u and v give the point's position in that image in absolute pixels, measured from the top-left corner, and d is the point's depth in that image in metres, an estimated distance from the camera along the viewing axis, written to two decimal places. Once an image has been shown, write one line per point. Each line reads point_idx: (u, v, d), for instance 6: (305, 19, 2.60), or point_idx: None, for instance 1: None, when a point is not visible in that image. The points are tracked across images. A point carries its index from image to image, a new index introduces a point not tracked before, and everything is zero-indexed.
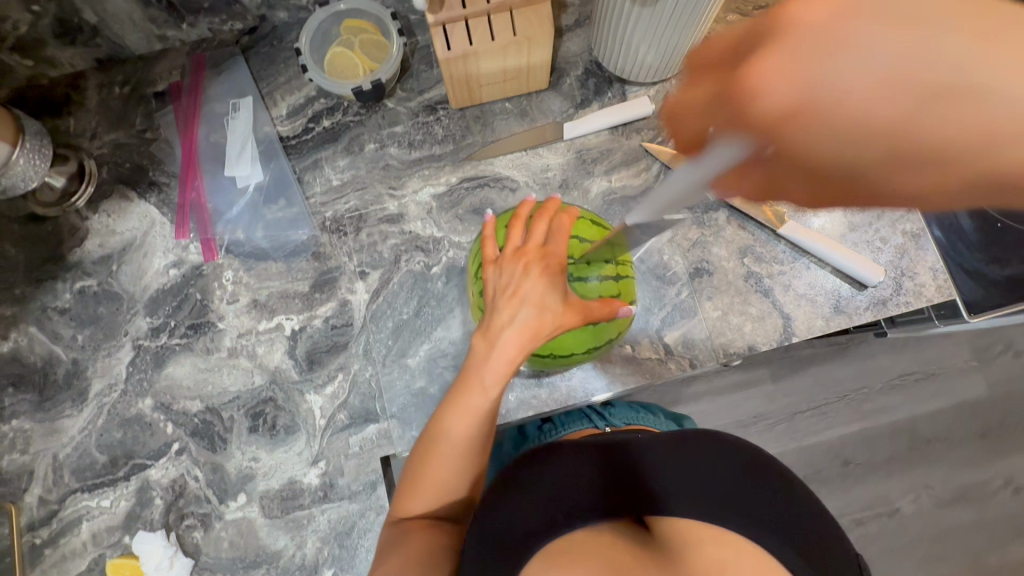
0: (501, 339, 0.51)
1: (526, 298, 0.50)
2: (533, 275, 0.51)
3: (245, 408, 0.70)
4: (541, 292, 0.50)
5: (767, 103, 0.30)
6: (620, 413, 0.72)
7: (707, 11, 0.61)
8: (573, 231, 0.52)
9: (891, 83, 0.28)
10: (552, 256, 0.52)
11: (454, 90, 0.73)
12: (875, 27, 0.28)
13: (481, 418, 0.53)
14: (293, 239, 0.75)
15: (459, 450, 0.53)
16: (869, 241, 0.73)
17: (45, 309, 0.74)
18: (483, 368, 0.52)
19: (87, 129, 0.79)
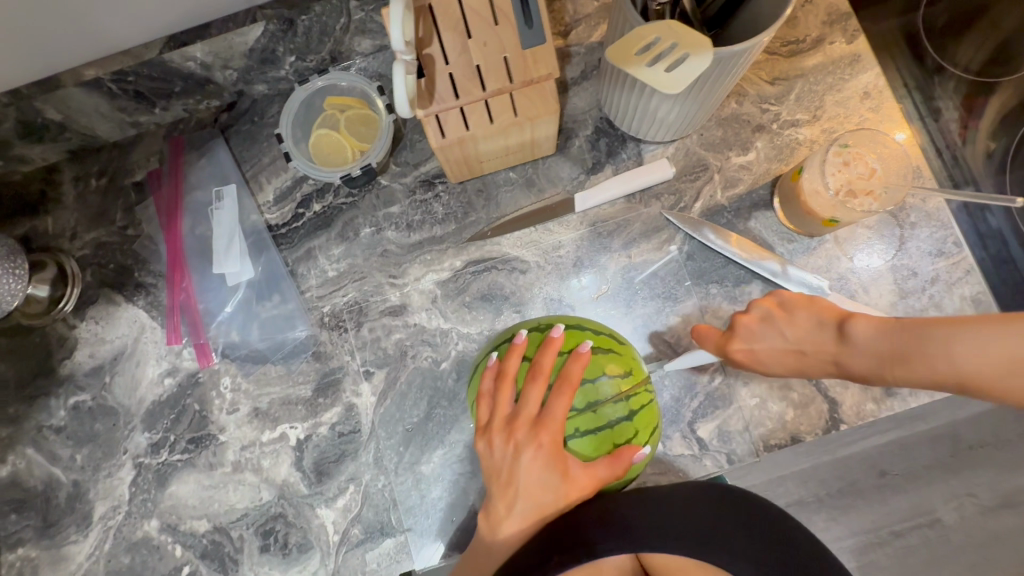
0: (504, 528, 0.53)
1: (524, 484, 0.52)
2: (527, 455, 0.52)
3: (254, 526, 0.67)
4: (537, 475, 0.52)
5: (875, 365, 0.52)
6: None
7: (737, 68, 0.53)
8: (569, 396, 0.51)
9: (901, 360, 0.50)
10: (548, 427, 0.52)
11: (453, 170, 0.66)
12: (936, 340, 0.48)
13: None
14: (291, 339, 0.70)
15: None
16: (922, 310, 0.66)
17: (40, 428, 0.70)
18: (492, 556, 0.54)
19: (66, 228, 0.74)
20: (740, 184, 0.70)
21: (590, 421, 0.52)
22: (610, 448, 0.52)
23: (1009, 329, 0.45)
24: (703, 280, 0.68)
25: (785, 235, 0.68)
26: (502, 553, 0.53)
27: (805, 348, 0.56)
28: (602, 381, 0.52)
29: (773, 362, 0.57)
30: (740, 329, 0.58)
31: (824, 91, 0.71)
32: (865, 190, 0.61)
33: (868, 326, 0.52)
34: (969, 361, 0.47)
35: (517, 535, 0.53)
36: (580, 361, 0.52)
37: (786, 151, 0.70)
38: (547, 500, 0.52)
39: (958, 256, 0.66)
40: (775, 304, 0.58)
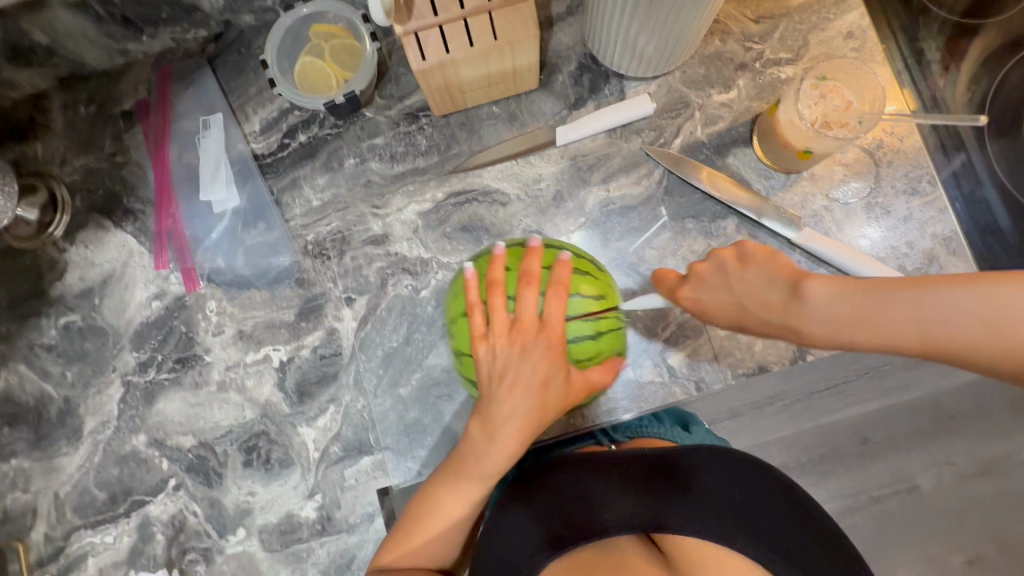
0: (507, 431, 0.54)
1: (537, 385, 0.53)
2: (538, 355, 0.52)
3: (238, 443, 0.69)
4: (549, 375, 0.53)
5: (806, 322, 0.44)
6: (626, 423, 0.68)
7: (711, 0, 0.54)
8: (566, 300, 0.53)
9: (846, 321, 0.43)
10: (550, 328, 0.53)
11: (435, 99, 0.67)
12: (913, 297, 0.41)
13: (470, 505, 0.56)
14: (275, 266, 0.72)
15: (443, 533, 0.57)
16: (893, 247, 0.67)
17: (32, 346, 0.72)
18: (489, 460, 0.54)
19: (56, 155, 0.75)
20: (720, 122, 0.70)
21: (571, 328, 0.55)
22: (599, 354, 0.57)
23: (970, 289, 0.39)
24: (680, 215, 0.70)
25: (762, 172, 0.69)
26: (496, 457, 0.54)
27: (817, 311, 0.44)
28: (591, 290, 0.55)
29: (760, 320, 0.47)
30: (693, 275, 0.50)
31: (808, 30, 0.71)
32: (840, 122, 0.61)
33: (836, 288, 0.43)
34: (920, 320, 0.41)
35: (510, 441, 0.54)
36: (568, 268, 0.54)
37: (767, 90, 0.70)
38: (547, 401, 0.53)
39: (931, 196, 0.67)
40: (757, 262, 0.47)
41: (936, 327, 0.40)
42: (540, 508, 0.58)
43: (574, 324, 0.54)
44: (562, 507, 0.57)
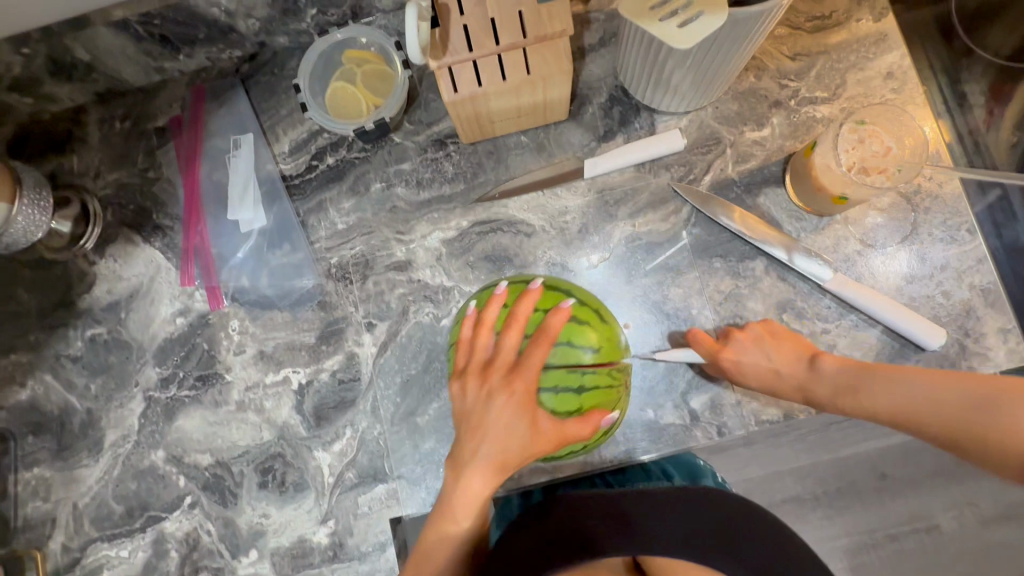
0: (469, 472, 0.55)
1: (494, 429, 0.53)
2: (499, 401, 0.52)
3: (254, 463, 0.69)
4: (507, 422, 0.52)
5: (820, 389, 0.59)
6: (633, 476, 0.66)
7: (755, 30, 0.53)
8: (545, 346, 0.51)
9: (855, 392, 0.57)
10: (522, 374, 0.52)
11: (464, 128, 0.67)
12: (898, 382, 0.55)
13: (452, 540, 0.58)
14: (298, 287, 0.72)
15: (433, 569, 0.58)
16: (929, 295, 0.65)
17: (59, 357, 0.74)
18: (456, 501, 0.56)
19: (91, 167, 0.77)
20: (752, 160, 0.69)
21: (561, 379, 0.52)
22: (580, 408, 0.53)
23: (959, 387, 0.51)
24: (706, 253, 0.68)
25: (794, 213, 0.68)
26: (473, 493, 0.56)
27: (842, 385, 0.58)
28: (580, 339, 0.53)
29: (779, 381, 0.61)
30: (733, 339, 0.62)
31: (846, 69, 0.69)
32: (878, 168, 0.60)
33: (843, 365, 0.58)
34: (921, 403, 0.53)
35: (485, 474, 0.55)
36: (561, 315, 0.52)
37: (802, 129, 0.69)
38: (515, 446, 0.53)
39: (971, 244, 0.65)
40: (780, 334, 0.62)
41: (962, 422, 0.50)
42: (535, 535, 0.58)
43: (549, 371, 0.52)
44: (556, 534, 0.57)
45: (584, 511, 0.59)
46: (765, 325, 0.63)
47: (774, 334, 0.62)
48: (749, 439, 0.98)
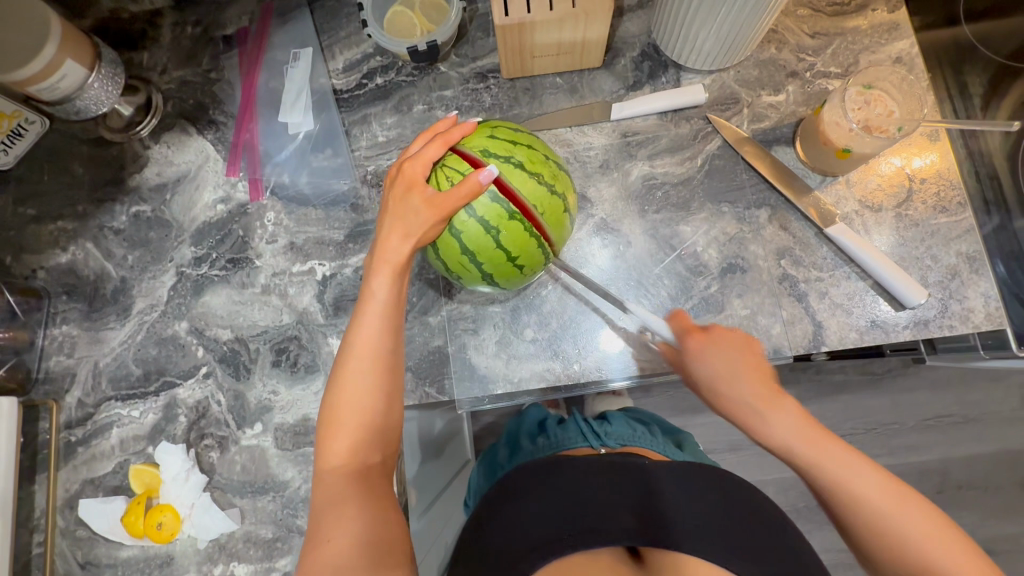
0: (382, 246, 0.57)
1: (391, 212, 0.57)
2: (394, 191, 0.58)
3: (271, 343, 0.74)
4: (402, 203, 0.56)
5: (749, 398, 0.61)
6: (618, 429, 0.72)
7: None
8: (442, 144, 0.57)
9: (787, 417, 0.59)
10: (414, 164, 0.57)
11: (507, 59, 0.74)
12: (818, 427, 0.59)
13: (378, 328, 0.57)
14: (335, 189, 0.78)
15: (366, 369, 0.56)
16: (917, 257, 0.70)
17: (102, 228, 0.78)
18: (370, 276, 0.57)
19: (158, 64, 0.83)
20: (766, 121, 0.75)
21: (498, 148, 0.56)
22: (454, 182, 0.55)
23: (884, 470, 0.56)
24: (717, 198, 0.74)
25: (800, 170, 0.74)
26: (382, 302, 0.57)
27: (811, 438, 0.58)
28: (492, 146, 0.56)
29: (725, 388, 0.62)
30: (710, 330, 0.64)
31: (859, 51, 0.76)
32: (880, 128, 0.66)
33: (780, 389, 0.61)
34: (840, 458, 0.57)
35: (392, 273, 0.57)
36: (462, 127, 0.57)
37: (815, 99, 0.75)
38: (408, 225, 0.55)
39: (960, 216, 0.70)
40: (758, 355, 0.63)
41: (866, 498, 0.55)
42: (540, 504, 0.56)
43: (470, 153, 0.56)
44: (561, 510, 0.55)
45: (592, 492, 0.57)
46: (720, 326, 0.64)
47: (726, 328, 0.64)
48: (734, 444, 1.11)
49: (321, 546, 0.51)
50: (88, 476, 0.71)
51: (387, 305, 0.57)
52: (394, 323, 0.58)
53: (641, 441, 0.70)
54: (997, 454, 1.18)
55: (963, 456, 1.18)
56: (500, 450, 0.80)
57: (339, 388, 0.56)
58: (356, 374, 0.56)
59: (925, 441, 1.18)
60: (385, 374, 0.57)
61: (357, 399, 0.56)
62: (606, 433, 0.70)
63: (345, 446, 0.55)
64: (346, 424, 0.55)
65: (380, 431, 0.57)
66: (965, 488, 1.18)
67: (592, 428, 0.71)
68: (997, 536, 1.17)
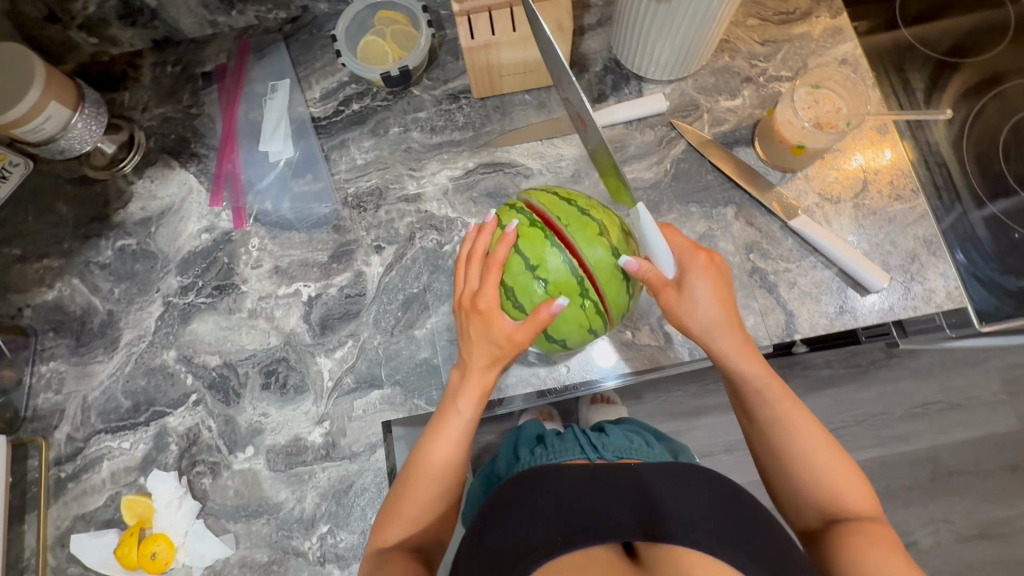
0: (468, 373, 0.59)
1: (471, 342, 0.59)
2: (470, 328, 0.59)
3: (259, 366, 0.75)
4: (471, 330, 0.59)
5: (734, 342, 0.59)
6: (614, 440, 0.72)
7: (718, 12, 0.64)
8: (475, 262, 0.60)
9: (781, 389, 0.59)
10: (479, 299, 0.58)
11: (475, 79, 0.77)
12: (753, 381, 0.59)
13: (456, 442, 0.59)
14: (316, 212, 0.80)
15: (437, 473, 0.58)
16: (878, 244, 0.73)
17: (88, 263, 0.80)
18: (459, 396, 0.59)
19: (140, 103, 0.85)
20: (725, 124, 0.79)
21: (550, 202, 0.62)
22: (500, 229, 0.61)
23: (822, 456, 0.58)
24: (685, 200, 0.77)
25: (761, 168, 0.77)
26: (465, 421, 0.59)
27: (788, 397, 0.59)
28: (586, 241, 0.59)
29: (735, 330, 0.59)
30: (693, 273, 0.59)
31: (807, 55, 0.81)
32: (831, 123, 0.70)
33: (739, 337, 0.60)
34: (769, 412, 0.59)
35: (477, 396, 0.59)
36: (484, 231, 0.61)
37: (769, 101, 0.79)
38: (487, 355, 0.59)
39: (914, 202, 0.74)
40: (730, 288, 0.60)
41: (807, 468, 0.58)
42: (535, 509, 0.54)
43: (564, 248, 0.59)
44: (552, 515, 0.52)
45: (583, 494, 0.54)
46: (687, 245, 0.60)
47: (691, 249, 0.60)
48: (730, 445, 1.15)
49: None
50: (79, 512, 0.71)
51: (468, 425, 0.59)
52: (469, 441, 0.60)
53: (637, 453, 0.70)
54: (985, 438, 1.20)
55: (952, 443, 1.20)
56: (499, 462, 0.80)
57: (410, 480, 0.58)
58: (433, 476, 0.58)
59: (914, 430, 1.20)
60: (450, 481, 0.59)
61: (427, 493, 0.58)
62: (603, 446, 0.70)
63: (403, 532, 0.58)
64: (409, 515, 0.58)
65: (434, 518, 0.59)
66: (958, 475, 1.19)
67: (590, 441, 0.71)
68: (994, 521, 1.18)
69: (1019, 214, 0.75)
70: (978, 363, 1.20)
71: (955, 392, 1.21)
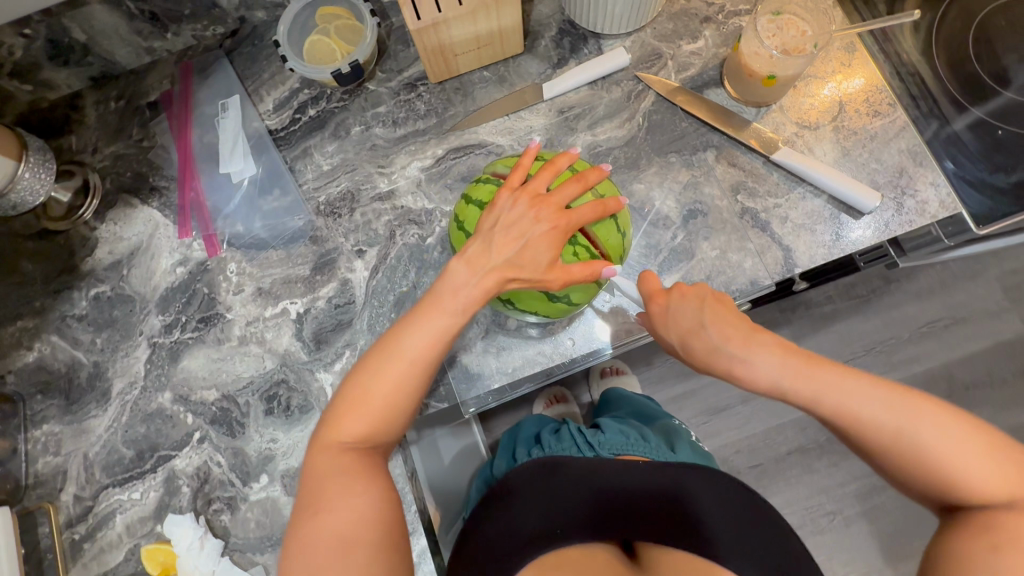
0: (483, 270, 0.57)
1: (519, 235, 0.56)
2: (521, 216, 0.56)
3: (259, 393, 0.72)
4: (520, 219, 0.56)
5: (762, 380, 0.57)
6: (610, 437, 0.72)
7: None
8: (523, 167, 0.59)
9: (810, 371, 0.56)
10: (544, 199, 0.57)
11: (430, 62, 0.74)
12: (783, 369, 0.56)
13: (436, 341, 0.57)
14: (290, 226, 0.77)
15: (409, 370, 0.56)
16: (863, 164, 0.72)
17: (64, 318, 0.76)
18: (463, 290, 0.57)
19: (88, 144, 0.82)
20: (692, 69, 0.77)
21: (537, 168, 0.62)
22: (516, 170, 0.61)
23: (892, 416, 0.53)
24: (663, 151, 0.76)
25: (735, 107, 0.76)
26: (456, 317, 0.57)
27: (871, 411, 0.54)
28: (614, 233, 0.59)
29: (724, 358, 0.58)
30: (673, 291, 0.61)
31: None
32: (798, 48, 0.68)
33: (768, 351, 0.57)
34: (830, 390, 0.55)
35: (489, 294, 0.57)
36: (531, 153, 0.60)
37: (732, 38, 0.77)
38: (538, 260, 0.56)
39: (892, 116, 0.73)
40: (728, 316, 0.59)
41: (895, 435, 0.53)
42: (541, 498, 0.62)
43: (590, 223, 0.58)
44: (556, 508, 0.61)
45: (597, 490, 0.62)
46: (648, 282, 0.63)
47: (647, 283, 0.63)
48: (746, 394, 1.15)
49: (323, 513, 0.53)
50: (102, 570, 0.69)
51: (450, 326, 0.57)
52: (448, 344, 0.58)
53: (634, 449, 0.70)
54: (994, 344, 1.20)
55: (963, 356, 1.20)
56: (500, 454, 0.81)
57: (375, 377, 0.56)
58: (408, 372, 0.56)
59: (924, 348, 1.20)
60: (421, 381, 0.57)
61: (395, 390, 0.56)
62: (598, 444, 0.71)
63: (363, 429, 0.56)
64: (374, 413, 0.56)
65: (392, 422, 0.57)
66: (972, 387, 1.20)
67: (587, 439, 0.71)
68: (1015, 425, 1.19)
69: (1008, 113, 0.73)
70: (976, 272, 1.20)
71: (958, 304, 1.20)
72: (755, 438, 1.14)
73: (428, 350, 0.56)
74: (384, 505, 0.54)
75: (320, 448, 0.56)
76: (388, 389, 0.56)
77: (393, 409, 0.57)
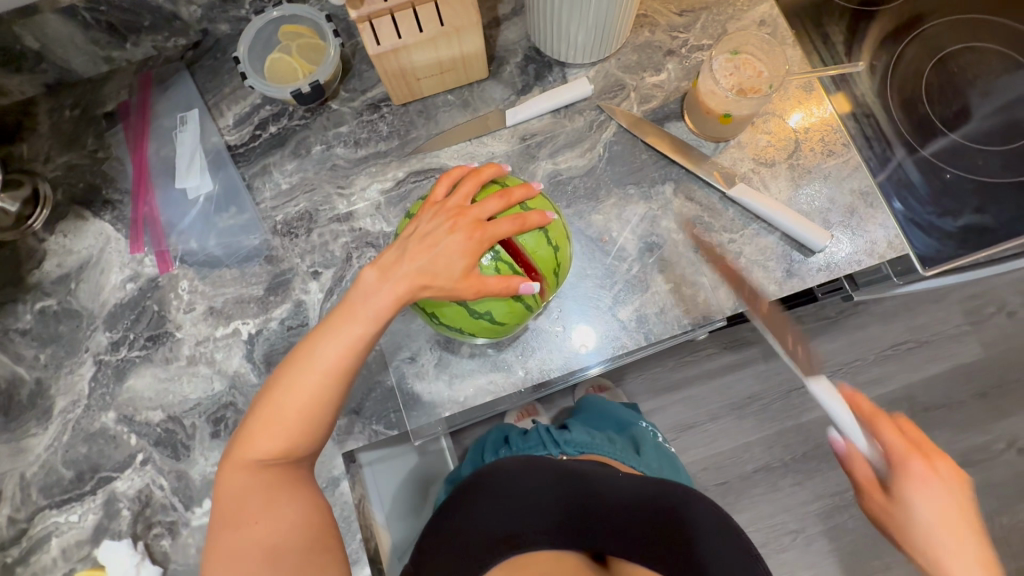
0: (397, 278, 0.55)
1: (432, 245, 0.54)
2: (437, 227, 0.55)
3: (207, 415, 0.71)
4: (436, 230, 0.55)
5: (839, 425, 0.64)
6: (575, 435, 0.81)
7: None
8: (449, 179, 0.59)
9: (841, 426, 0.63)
10: (461, 210, 0.56)
11: (392, 85, 0.74)
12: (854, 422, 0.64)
13: (351, 350, 0.55)
14: (245, 245, 0.76)
15: (322, 381, 0.54)
16: (817, 203, 0.73)
17: (7, 331, 0.74)
18: (372, 297, 0.55)
19: (40, 153, 0.80)
20: (654, 101, 0.78)
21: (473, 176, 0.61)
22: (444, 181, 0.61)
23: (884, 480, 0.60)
24: (622, 182, 0.76)
25: (695, 141, 0.76)
26: (371, 326, 0.55)
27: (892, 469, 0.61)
28: (542, 247, 0.57)
29: None
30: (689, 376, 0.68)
31: (726, 20, 0.79)
32: (753, 88, 0.69)
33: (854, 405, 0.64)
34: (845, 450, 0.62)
35: (399, 302, 0.55)
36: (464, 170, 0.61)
37: (693, 73, 0.78)
38: (446, 269, 0.54)
39: (847, 156, 0.74)
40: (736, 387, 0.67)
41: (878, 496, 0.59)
42: (528, 499, 0.70)
43: (516, 238, 0.57)
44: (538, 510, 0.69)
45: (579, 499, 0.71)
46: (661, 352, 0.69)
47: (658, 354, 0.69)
48: (713, 413, 1.20)
49: (248, 526, 0.53)
50: None
51: (366, 334, 0.55)
52: (365, 353, 0.56)
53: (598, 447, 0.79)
54: (954, 369, 1.23)
55: (923, 379, 1.22)
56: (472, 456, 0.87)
57: (286, 388, 0.54)
58: (319, 383, 0.54)
59: (886, 371, 1.22)
60: (336, 391, 0.55)
61: (308, 401, 0.54)
62: (564, 441, 0.80)
63: (275, 445, 0.54)
64: (288, 427, 0.54)
65: (309, 436, 0.55)
66: (931, 409, 1.22)
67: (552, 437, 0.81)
68: (971, 448, 1.21)
69: (948, 154, 0.76)
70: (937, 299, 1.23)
71: (919, 329, 1.23)
72: (719, 455, 1.19)
73: (342, 359, 0.54)
74: (313, 511, 0.56)
75: (234, 465, 0.55)
76: (300, 403, 0.54)
77: (308, 419, 0.54)
